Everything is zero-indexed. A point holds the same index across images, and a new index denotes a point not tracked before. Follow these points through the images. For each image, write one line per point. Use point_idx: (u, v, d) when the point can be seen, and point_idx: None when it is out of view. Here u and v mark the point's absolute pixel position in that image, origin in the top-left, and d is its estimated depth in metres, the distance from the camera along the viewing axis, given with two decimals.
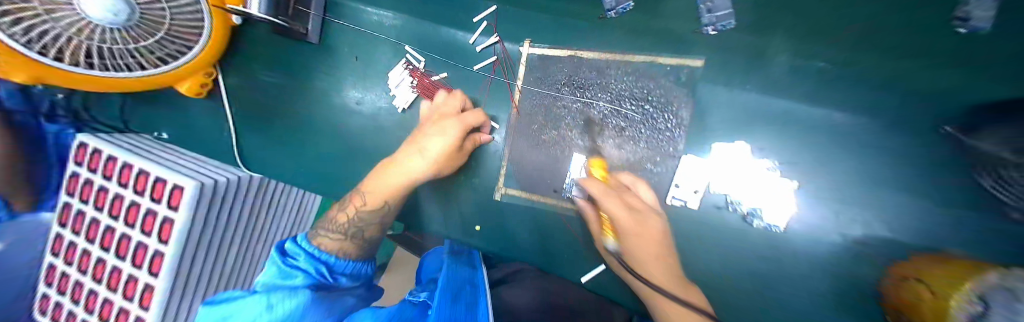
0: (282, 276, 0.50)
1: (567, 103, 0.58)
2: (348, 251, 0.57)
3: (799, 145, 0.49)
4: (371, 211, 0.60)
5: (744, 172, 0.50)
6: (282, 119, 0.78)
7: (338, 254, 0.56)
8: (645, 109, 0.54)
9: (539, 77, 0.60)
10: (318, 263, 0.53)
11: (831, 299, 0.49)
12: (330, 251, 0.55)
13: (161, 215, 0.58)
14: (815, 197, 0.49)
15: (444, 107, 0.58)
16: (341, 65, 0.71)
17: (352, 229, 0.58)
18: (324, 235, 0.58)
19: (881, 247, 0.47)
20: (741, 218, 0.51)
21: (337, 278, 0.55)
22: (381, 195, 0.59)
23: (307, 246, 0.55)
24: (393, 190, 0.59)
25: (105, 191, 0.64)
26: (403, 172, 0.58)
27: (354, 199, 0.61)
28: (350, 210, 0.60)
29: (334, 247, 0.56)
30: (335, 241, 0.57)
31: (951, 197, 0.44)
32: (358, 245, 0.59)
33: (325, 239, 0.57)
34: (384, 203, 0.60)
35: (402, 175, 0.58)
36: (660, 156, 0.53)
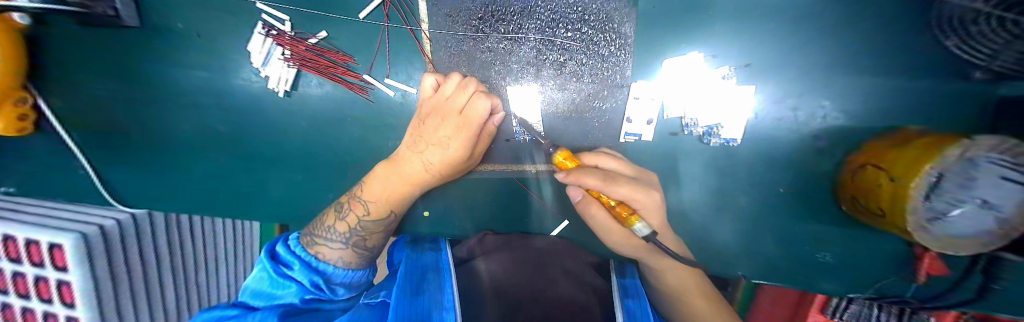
0: (268, 290, 0.42)
1: (488, 43, 0.46)
2: (347, 258, 0.47)
3: (753, 41, 0.42)
4: (374, 221, 0.48)
5: (699, 87, 0.43)
6: (147, 137, 0.61)
7: (342, 261, 0.46)
8: (581, 33, 0.44)
9: (447, 15, 0.46)
10: (313, 273, 0.43)
11: (794, 202, 0.47)
12: (327, 259, 0.46)
13: (55, 278, 0.53)
14: (772, 99, 0.44)
15: (453, 107, 0.43)
16: (195, 47, 0.54)
17: (354, 238, 0.47)
18: (320, 241, 0.47)
19: (841, 140, 0.43)
20: (697, 139, 0.46)
21: (335, 290, 0.45)
22: (387, 204, 0.48)
23: (302, 253, 0.45)
24: (395, 196, 0.48)
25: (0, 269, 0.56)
26: (403, 177, 0.47)
27: (355, 205, 0.49)
28: (351, 218, 0.48)
29: (336, 258, 0.46)
30: (344, 251, 0.47)
31: (913, 68, 0.40)
32: (359, 252, 0.48)
33: (323, 247, 0.46)
34: (389, 213, 0.49)
35: (403, 178, 0.47)
36: (608, 89, 0.45)
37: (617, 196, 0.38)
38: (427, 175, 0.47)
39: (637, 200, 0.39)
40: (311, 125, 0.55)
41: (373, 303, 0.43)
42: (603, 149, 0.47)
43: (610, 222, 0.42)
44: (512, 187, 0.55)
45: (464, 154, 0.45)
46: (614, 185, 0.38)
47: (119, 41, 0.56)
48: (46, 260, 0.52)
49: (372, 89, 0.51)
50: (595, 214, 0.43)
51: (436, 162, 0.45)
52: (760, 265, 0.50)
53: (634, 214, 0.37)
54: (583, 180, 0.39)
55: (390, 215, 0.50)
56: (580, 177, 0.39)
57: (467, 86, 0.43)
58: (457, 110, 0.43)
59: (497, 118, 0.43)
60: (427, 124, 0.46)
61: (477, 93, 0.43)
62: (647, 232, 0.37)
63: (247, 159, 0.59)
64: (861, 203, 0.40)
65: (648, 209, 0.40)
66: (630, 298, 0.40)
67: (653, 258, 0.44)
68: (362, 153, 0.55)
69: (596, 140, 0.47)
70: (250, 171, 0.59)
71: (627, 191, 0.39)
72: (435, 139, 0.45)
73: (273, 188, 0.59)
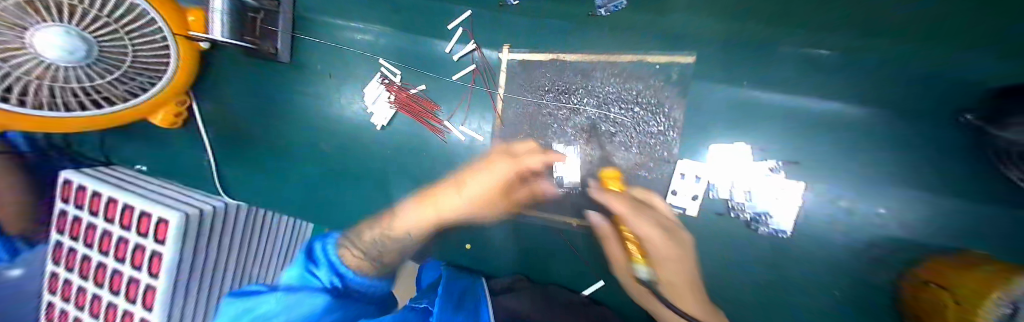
0: (277, 297, 0.42)
1: (552, 110, 0.53)
2: (365, 269, 0.48)
3: (803, 142, 0.45)
4: (400, 237, 0.52)
5: (744, 174, 0.46)
6: (263, 144, 0.76)
7: (348, 266, 0.48)
8: (635, 111, 0.50)
9: (522, 84, 0.56)
10: (334, 274, 0.46)
11: (853, 305, 0.45)
12: (352, 266, 0.48)
13: (149, 249, 0.49)
14: (823, 198, 0.45)
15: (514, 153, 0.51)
16: (317, 83, 0.69)
17: (375, 254, 0.50)
18: (347, 246, 0.51)
19: (903, 249, 0.42)
20: (744, 224, 0.47)
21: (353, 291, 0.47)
22: (420, 226, 0.53)
23: (329, 258, 0.48)
24: (422, 225, 0.53)
25: (92, 227, 0.53)
26: (437, 207, 0.53)
27: (386, 223, 0.55)
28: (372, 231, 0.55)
29: (348, 258, 0.49)
30: (358, 261, 0.49)
31: (961, 190, 0.42)
32: (378, 266, 0.49)
33: (352, 258, 0.49)
34: (418, 236, 0.54)
35: (433, 210, 0.53)
36: (654, 162, 0.49)
37: (636, 232, 0.45)
38: (464, 205, 0.54)
39: (653, 237, 0.45)
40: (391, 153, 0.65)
41: (416, 308, 0.47)
42: None
43: (616, 252, 0.50)
44: (551, 237, 0.58)
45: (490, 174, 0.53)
46: (640, 217, 0.45)
47: (269, 71, 0.74)
48: (152, 230, 0.50)
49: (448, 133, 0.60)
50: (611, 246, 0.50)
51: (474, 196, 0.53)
52: None
53: (642, 257, 0.46)
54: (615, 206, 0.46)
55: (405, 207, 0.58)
56: (612, 201, 0.46)
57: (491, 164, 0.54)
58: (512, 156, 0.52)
59: (526, 150, 0.52)
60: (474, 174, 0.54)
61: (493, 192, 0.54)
62: (647, 277, 0.47)
63: (333, 174, 0.70)
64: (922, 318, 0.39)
65: (656, 249, 0.45)
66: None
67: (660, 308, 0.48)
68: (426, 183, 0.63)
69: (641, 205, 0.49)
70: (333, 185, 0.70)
71: (651, 232, 0.45)
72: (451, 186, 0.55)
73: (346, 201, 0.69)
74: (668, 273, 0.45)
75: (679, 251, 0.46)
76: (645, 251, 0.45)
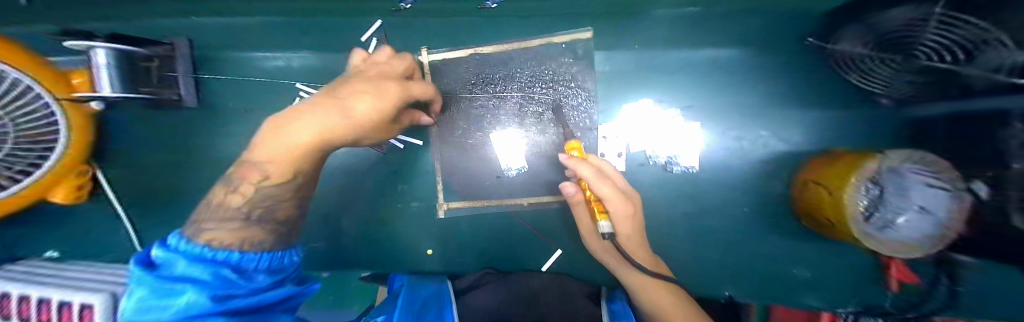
0: (154, 303, 0.22)
1: (482, 102, 0.56)
2: (259, 240, 0.32)
3: (694, 88, 0.52)
4: (275, 187, 0.35)
5: (651, 126, 0.51)
6: (188, 198, 0.69)
7: (213, 244, 0.28)
8: (554, 89, 0.54)
9: (445, 83, 0.56)
10: (221, 265, 0.27)
11: (765, 218, 0.52)
12: (231, 246, 0.29)
13: None
14: (718, 132, 0.52)
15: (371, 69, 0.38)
16: (235, 121, 0.65)
17: (257, 210, 0.34)
18: (201, 227, 0.30)
19: (784, 160, 0.51)
20: (662, 169, 0.53)
21: (255, 278, 0.30)
22: (285, 165, 0.34)
23: (190, 247, 0.26)
24: (289, 158, 0.34)
25: None
26: (302, 131, 0.33)
27: (248, 173, 0.36)
28: (245, 188, 0.35)
29: (215, 241, 0.29)
30: (233, 232, 0.31)
31: (815, 101, 0.51)
32: (274, 228, 0.35)
33: (211, 236, 0.29)
34: (297, 175, 0.36)
35: (305, 126, 0.32)
36: (580, 132, 0.53)
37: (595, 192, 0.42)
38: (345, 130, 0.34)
39: (615, 207, 0.43)
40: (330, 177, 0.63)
41: None
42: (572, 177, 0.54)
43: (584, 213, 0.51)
44: (506, 221, 0.61)
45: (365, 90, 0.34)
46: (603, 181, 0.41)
47: (177, 118, 0.68)
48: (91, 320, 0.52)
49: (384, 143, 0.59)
50: (576, 205, 0.51)
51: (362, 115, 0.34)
52: (746, 284, 0.53)
53: (603, 213, 0.42)
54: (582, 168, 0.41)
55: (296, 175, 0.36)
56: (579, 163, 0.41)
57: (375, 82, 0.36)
58: (393, 74, 0.38)
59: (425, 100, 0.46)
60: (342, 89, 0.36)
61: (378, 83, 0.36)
62: (608, 231, 0.40)
63: None
64: (813, 215, 0.45)
65: (620, 216, 0.44)
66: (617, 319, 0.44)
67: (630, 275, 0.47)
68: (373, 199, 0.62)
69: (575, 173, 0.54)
70: None
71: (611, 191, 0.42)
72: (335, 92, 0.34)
73: None
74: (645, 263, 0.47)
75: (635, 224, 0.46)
76: (606, 209, 0.42)
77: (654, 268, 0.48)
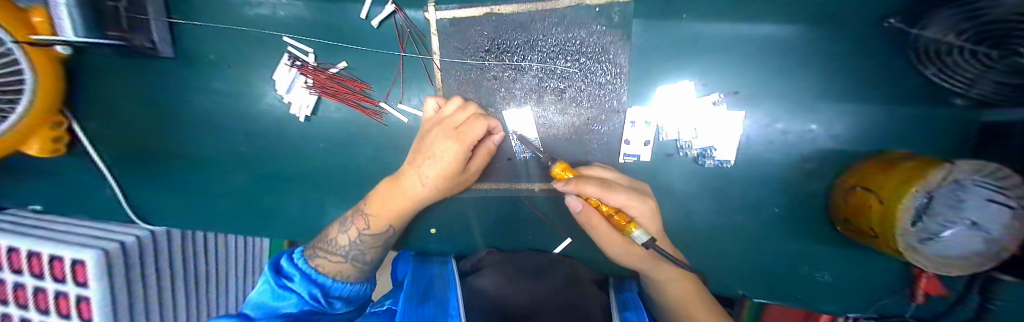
0: (270, 300, 0.40)
1: (497, 73, 0.50)
2: (346, 272, 0.47)
3: (741, 71, 0.45)
4: (374, 237, 0.49)
5: (687, 111, 0.46)
6: (174, 157, 0.64)
7: (327, 273, 0.45)
8: (581, 62, 0.47)
9: (458, 48, 0.50)
10: (313, 285, 0.42)
11: (794, 219, 0.49)
12: (329, 274, 0.45)
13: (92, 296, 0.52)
14: (760, 123, 0.47)
15: (447, 121, 0.44)
16: (219, 75, 0.58)
17: (354, 252, 0.48)
18: (323, 255, 0.47)
19: (827, 158, 0.46)
20: (692, 160, 0.48)
21: (332, 304, 0.44)
22: (387, 219, 0.49)
23: (302, 267, 0.44)
24: (388, 217, 0.49)
25: (42, 288, 0.56)
26: (404, 195, 0.47)
27: (357, 219, 0.50)
28: (352, 232, 0.49)
29: (322, 264, 0.46)
30: (337, 264, 0.47)
31: (879, 93, 0.44)
32: (359, 267, 0.48)
33: (322, 260, 0.47)
34: (389, 228, 0.50)
35: (406, 196, 0.47)
36: (606, 114, 0.48)
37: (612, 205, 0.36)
38: (427, 191, 0.46)
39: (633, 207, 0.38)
40: (327, 145, 0.57)
41: (379, 311, 0.43)
42: (595, 162, 0.49)
43: (609, 233, 0.40)
44: (514, 203, 0.57)
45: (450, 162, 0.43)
46: (613, 192, 0.37)
47: (151, 68, 0.61)
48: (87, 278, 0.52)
49: (385, 113, 0.54)
50: (595, 226, 0.41)
51: (433, 175, 0.44)
52: (760, 281, 0.51)
53: (632, 222, 0.37)
54: (584, 188, 0.36)
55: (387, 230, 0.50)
56: (580, 186, 0.36)
57: (468, 107, 0.45)
58: (455, 125, 0.43)
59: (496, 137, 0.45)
60: (417, 158, 0.46)
61: (476, 115, 0.44)
62: (646, 240, 0.35)
63: (262, 180, 0.61)
64: (853, 223, 0.41)
65: (643, 217, 0.39)
66: (629, 311, 0.39)
67: (652, 270, 0.44)
68: (370, 173, 0.57)
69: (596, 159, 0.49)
70: (264, 193, 0.61)
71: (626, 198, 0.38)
72: (429, 152, 0.44)
73: (286, 207, 0.61)
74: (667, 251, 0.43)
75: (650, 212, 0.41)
76: (631, 219, 0.37)
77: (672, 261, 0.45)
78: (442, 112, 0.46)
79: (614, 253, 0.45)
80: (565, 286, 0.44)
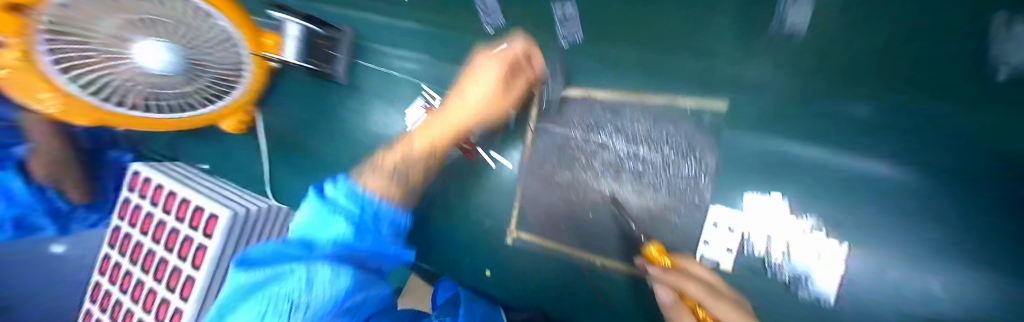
0: (316, 220, 0.37)
1: (582, 144, 0.56)
2: (378, 186, 0.44)
3: (853, 205, 0.41)
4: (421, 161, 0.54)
5: (780, 229, 0.44)
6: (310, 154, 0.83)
7: (379, 197, 0.43)
8: (664, 153, 0.51)
9: (553, 118, 0.59)
10: (361, 226, 0.38)
11: None
12: (379, 193, 0.43)
13: (208, 248, 0.64)
14: (872, 268, 0.40)
15: (489, 54, 0.57)
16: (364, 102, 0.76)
17: (398, 174, 0.50)
18: (370, 172, 0.49)
19: None
20: (782, 286, 0.45)
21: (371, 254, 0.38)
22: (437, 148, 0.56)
23: (343, 188, 0.42)
24: (434, 143, 0.55)
25: (174, 230, 0.71)
26: (450, 122, 0.56)
27: (393, 153, 0.54)
28: (401, 152, 0.53)
29: (371, 186, 0.44)
30: (382, 182, 0.45)
31: None
32: (399, 190, 0.47)
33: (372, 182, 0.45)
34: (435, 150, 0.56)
35: (453, 122, 0.56)
36: (684, 206, 0.49)
37: (716, 313, 0.38)
38: (471, 119, 0.56)
39: None
40: None
41: None
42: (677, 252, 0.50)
43: None
44: (572, 270, 0.58)
45: (498, 89, 0.56)
46: (719, 301, 0.38)
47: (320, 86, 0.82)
48: (207, 229, 0.66)
49: (479, 158, 0.63)
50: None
51: (475, 103, 0.56)
52: None
53: None
54: (684, 284, 0.40)
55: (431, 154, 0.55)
56: (681, 280, 0.40)
57: (493, 58, 0.55)
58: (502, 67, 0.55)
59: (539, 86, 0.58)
60: (464, 88, 0.58)
61: (521, 52, 0.55)
62: None
63: None
64: None
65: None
66: None
67: None
68: (453, 203, 0.67)
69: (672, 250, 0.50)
70: None
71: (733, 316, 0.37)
72: (468, 90, 0.57)
73: None
74: None
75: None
76: None
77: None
78: (482, 66, 0.56)
79: None
80: None
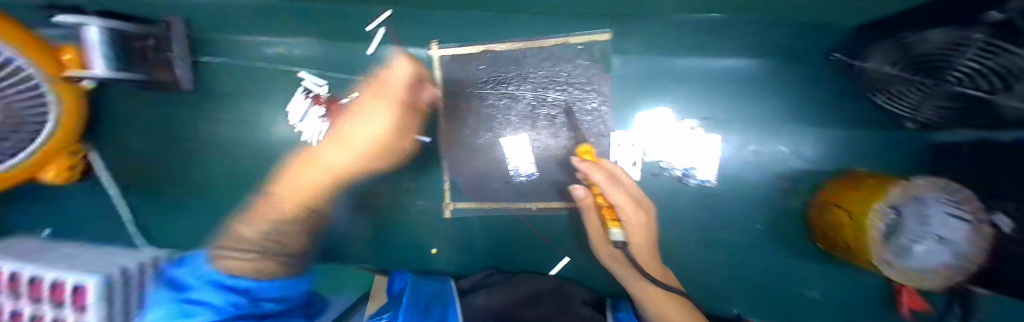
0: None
1: (492, 102, 0.55)
2: (263, 266, 0.41)
3: (710, 100, 0.51)
4: (289, 225, 0.49)
5: (667, 135, 0.50)
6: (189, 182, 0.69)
7: (231, 273, 0.37)
8: (568, 92, 0.52)
9: (457, 80, 0.55)
10: (229, 292, 0.34)
11: (774, 233, 0.51)
12: (245, 272, 0.38)
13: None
14: (736, 146, 0.51)
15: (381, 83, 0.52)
16: (234, 106, 0.64)
17: (268, 243, 0.44)
18: (227, 253, 0.41)
19: (800, 177, 0.49)
20: (677, 180, 0.52)
21: (261, 305, 0.37)
22: (304, 196, 0.51)
23: (202, 268, 0.37)
24: (310, 190, 0.51)
25: None
26: (325, 167, 0.52)
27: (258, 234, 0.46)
28: (263, 225, 0.48)
29: (225, 264, 0.38)
30: (246, 263, 0.40)
31: (836, 115, 0.49)
32: (283, 262, 0.44)
33: (232, 260, 0.39)
34: (307, 210, 0.51)
35: (325, 171, 0.52)
36: (593, 138, 0.52)
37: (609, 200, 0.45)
38: (347, 165, 0.52)
39: (625, 207, 0.45)
40: None
41: None
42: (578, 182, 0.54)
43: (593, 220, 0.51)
44: (508, 223, 0.59)
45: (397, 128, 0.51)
46: (614, 188, 0.45)
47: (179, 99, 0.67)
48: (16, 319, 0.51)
49: None
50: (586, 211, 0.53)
51: (353, 134, 0.51)
52: (744, 298, 0.53)
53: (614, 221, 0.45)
54: (592, 174, 0.46)
55: (307, 212, 0.51)
56: (591, 168, 0.46)
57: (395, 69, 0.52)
58: (382, 82, 0.53)
59: (428, 91, 0.54)
60: (351, 121, 0.54)
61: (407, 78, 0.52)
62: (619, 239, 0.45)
63: None
64: (833, 239, 0.43)
65: (637, 224, 0.47)
66: None
67: (641, 286, 0.48)
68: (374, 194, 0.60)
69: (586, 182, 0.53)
70: None
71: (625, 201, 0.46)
72: (362, 117, 0.52)
73: None
74: (634, 236, 0.47)
75: (643, 218, 0.49)
76: (618, 218, 0.45)
77: (656, 276, 0.49)
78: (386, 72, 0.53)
79: (630, 283, 0.49)
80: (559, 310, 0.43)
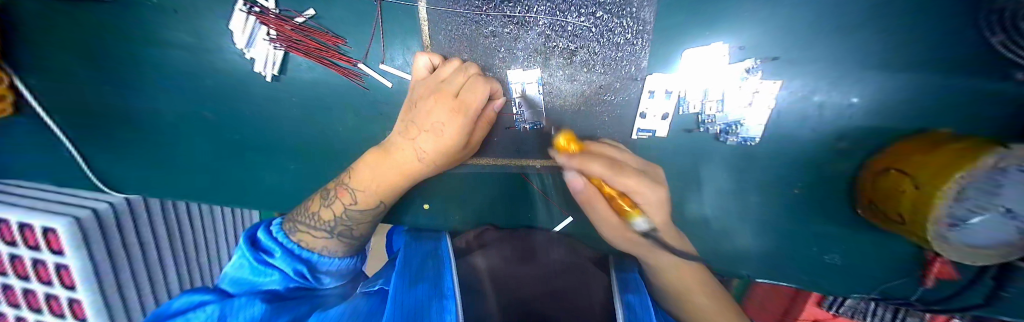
0: (253, 277, 0.39)
1: (493, 28, 0.42)
2: (332, 248, 0.45)
3: (775, 33, 0.39)
4: (363, 211, 0.46)
5: (715, 81, 0.41)
6: (143, 119, 0.60)
7: (305, 244, 0.44)
8: (595, 16, 0.40)
9: None
10: (297, 262, 0.41)
11: (806, 197, 0.46)
12: (312, 249, 0.43)
13: (52, 260, 0.56)
14: (791, 97, 0.42)
15: (447, 86, 0.40)
16: (173, 25, 0.52)
17: (338, 228, 0.45)
18: (303, 229, 0.44)
19: (858, 138, 0.42)
20: (713, 137, 0.45)
21: (319, 279, 0.43)
22: (376, 194, 0.45)
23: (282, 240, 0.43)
24: (389, 184, 0.45)
25: (40, 261, 0.57)
26: (400, 167, 0.44)
27: (341, 192, 0.46)
28: (336, 206, 0.45)
29: (302, 239, 0.44)
30: (323, 240, 0.44)
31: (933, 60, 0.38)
32: (349, 243, 0.46)
33: (303, 235, 0.44)
34: (380, 203, 0.47)
35: (400, 165, 0.43)
36: (620, 81, 0.42)
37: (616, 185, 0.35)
38: (423, 165, 0.43)
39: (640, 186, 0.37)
40: (302, 116, 0.53)
41: (370, 291, 0.41)
42: (605, 139, 0.45)
43: (607, 213, 0.40)
44: (513, 178, 0.54)
45: (461, 141, 0.42)
46: (621, 175, 0.35)
47: (100, 14, 0.54)
48: (41, 245, 0.55)
49: (365, 75, 0.48)
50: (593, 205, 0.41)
51: (429, 150, 0.41)
52: (758, 262, 0.50)
53: (636, 208, 0.37)
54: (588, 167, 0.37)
55: (380, 204, 0.47)
56: (584, 163, 0.37)
57: (466, 69, 0.41)
58: (452, 93, 0.39)
59: (497, 103, 0.41)
60: (418, 117, 0.42)
61: (474, 77, 0.40)
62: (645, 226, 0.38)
63: (244, 144, 0.57)
64: (880, 210, 0.38)
65: (652, 205, 0.39)
66: (630, 292, 0.36)
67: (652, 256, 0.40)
68: (357, 140, 0.53)
69: (602, 135, 0.45)
70: (244, 159, 0.58)
71: (632, 182, 0.36)
72: (427, 125, 0.41)
73: (269, 175, 0.58)
74: (659, 213, 0.40)
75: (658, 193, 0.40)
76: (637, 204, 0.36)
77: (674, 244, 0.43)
78: (449, 83, 0.40)
79: (615, 237, 0.43)
80: (569, 269, 0.40)
